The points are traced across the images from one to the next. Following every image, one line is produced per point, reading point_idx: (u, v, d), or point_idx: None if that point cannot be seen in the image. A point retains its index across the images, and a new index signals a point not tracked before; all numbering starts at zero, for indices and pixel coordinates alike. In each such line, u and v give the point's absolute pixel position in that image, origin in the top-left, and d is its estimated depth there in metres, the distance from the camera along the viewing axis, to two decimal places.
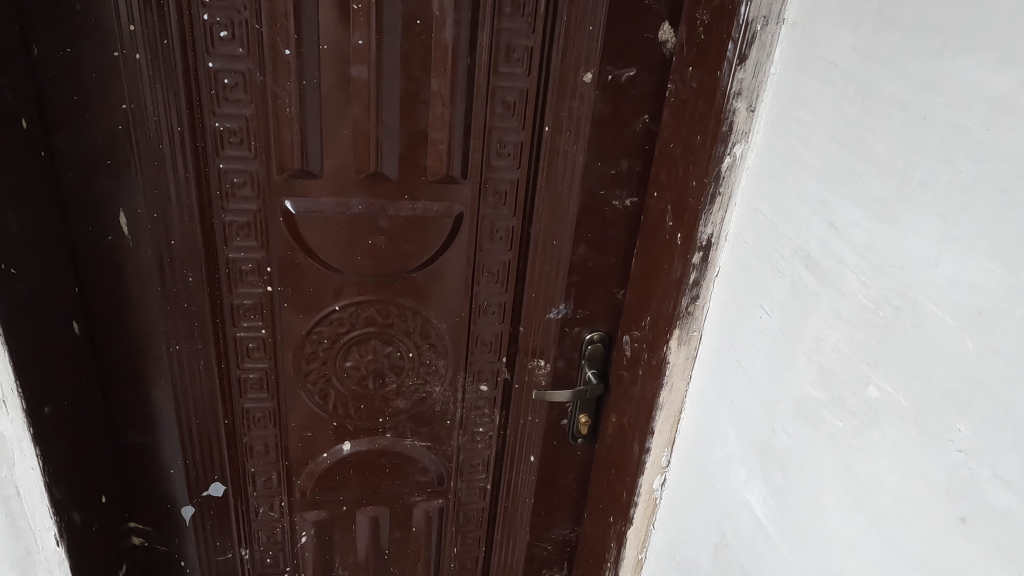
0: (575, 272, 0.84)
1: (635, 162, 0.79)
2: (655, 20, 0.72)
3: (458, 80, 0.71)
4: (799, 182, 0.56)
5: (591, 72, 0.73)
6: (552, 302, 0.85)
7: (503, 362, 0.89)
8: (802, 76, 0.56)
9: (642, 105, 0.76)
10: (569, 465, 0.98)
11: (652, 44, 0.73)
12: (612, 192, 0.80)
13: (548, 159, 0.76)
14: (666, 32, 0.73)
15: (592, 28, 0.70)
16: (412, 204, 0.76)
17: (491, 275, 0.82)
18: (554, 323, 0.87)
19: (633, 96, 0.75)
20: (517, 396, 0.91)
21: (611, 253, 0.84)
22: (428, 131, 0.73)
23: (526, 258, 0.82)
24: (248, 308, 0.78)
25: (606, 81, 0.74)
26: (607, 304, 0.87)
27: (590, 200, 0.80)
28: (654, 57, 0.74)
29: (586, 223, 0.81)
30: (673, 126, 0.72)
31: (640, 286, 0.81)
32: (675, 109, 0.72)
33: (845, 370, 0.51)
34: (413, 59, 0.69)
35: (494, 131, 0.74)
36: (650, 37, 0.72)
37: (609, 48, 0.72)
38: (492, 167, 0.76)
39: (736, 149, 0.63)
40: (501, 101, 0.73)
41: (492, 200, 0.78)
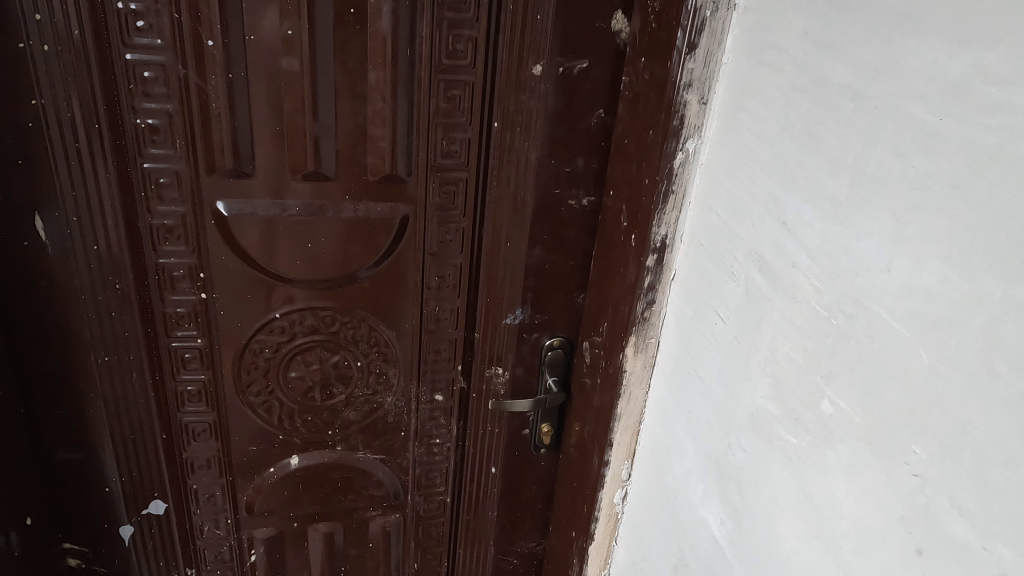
0: (531, 275, 0.80)
1: (591, 161, 0.75)
2: (606, 9, 0.68)
3: (397, 73, 0.67)
4: (752, 179, 0.53)
5: (541, 63, 0.68)
6: (508, 307, 0.81)
7: (457, 372, 0.84)
8: (754, 65, 0.52)
9: (595, 99, 0.72)
10: (532, 477, 0.94)
11: (604, 34, 0.69)
12: (568, 192, 0.76)
13: (498, 156, 0.72)
14: (619, 21, 0.69)
15: (539, 17, 0.66)
16: (353, 206, 0.71)
17: (441, 279, 0.78)
18: (511, 329, 0.82)
19: (586, 90, 0.71)
20: (474, 407, 0.87)
21: (569, 255, 0.80)
22: (367, 127, 0.68)
23: (478, 261, 0.78)
24: (181, 317, 0.73)
25: (557, 73, 0.69)
26: (566, 309, 0.83)
27: (545, 199, 0.76)
28: (607, 48, 0.70)
29: (540, 224, 0.77)
30: (627, 121, 0.68)
31: (598, 289, 0.77)
32: (629, 103, 0.68)
33: (799, 383, 0.47)
34: (348, 50, 0.65)
35: (439, 127, 0.70)
36: (602, 27, 0.68)
37: (559, 38, 0.68)
38: (438, 166, 0.72)
39: (689, 144, 0.59)
40: (446, 95, 0.69)
41: (440, 200, 0.73)
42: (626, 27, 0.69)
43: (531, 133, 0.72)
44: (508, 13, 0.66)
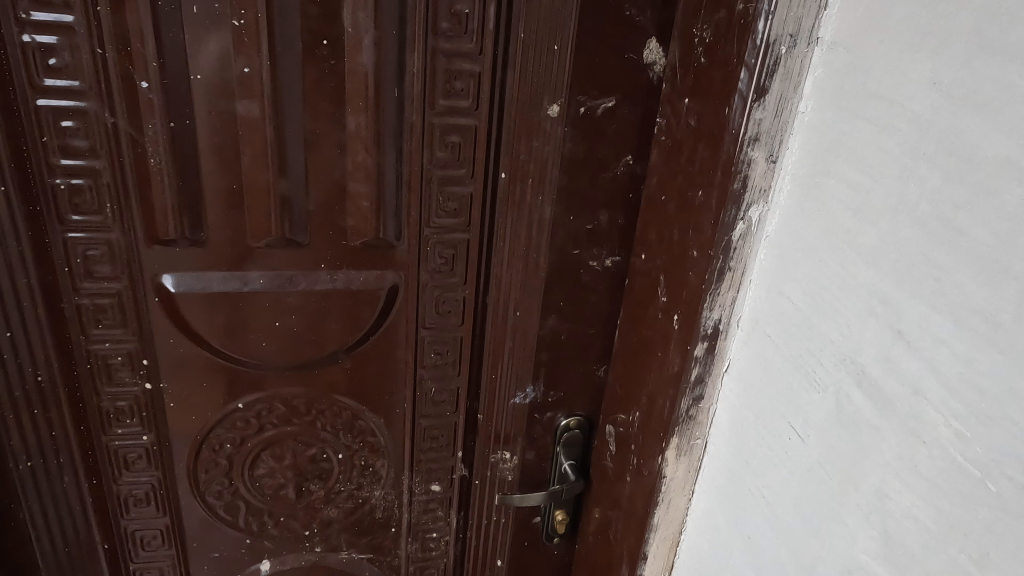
0: (544, 348, 0.67)
1: (616, 215, 0.63)
2: (637, 37, 0.56)
3: (383, 118, 0.54)
4: (845, 267, 0.40)
5: (558, 103, 0.56)
6: (517, 385, 0.68)
7: (456, 459, 0.72)
8: (849, 120, 0.40)
9: (622, 144, 0.60)
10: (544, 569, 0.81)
11: (634, 67, 0.57)
12: (588, 251, 0.64)
13: (505, 214, 0.59)
14: (653, 51, 0.56)
15: (557, 47, 0.54)
16: (330, 276, 0.59)
17: (438, 356, 0.65)
18: (520, 410, 0.70)
19: (612, 134, 0.59)
20: (478, 497, 0.74)
21: (589, 323, 0.67)
22: (346, 183, 0.56)
23: (482, 334, 0.65)
24: (122, 411, 0.60)
25: (577, 114, 0.57)
26: (584, 384, 0.71)
27: (561, 261, 0.63)
28: (638, 83, 0.57)
29: (556, 290, 0.65)
30: (664, 173, 0.56)
31: (625, 367, 0.65)
32: (666, 151, 0.56)
33: (928, 553, 0.36)
34: (321, 91, 0.52)
35: (434, 179, 0.57)
36: (631, 58, 0.56)
37: (581, 72, 0.55)
38: (433, 227, 0.59)
39: (752, 212, 0.47)
40: (442, 143, 0.56)
41: (435, 266, 0.61)
42: (660, 58, 0.57)
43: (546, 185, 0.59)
44: (519, 43, 0.53)
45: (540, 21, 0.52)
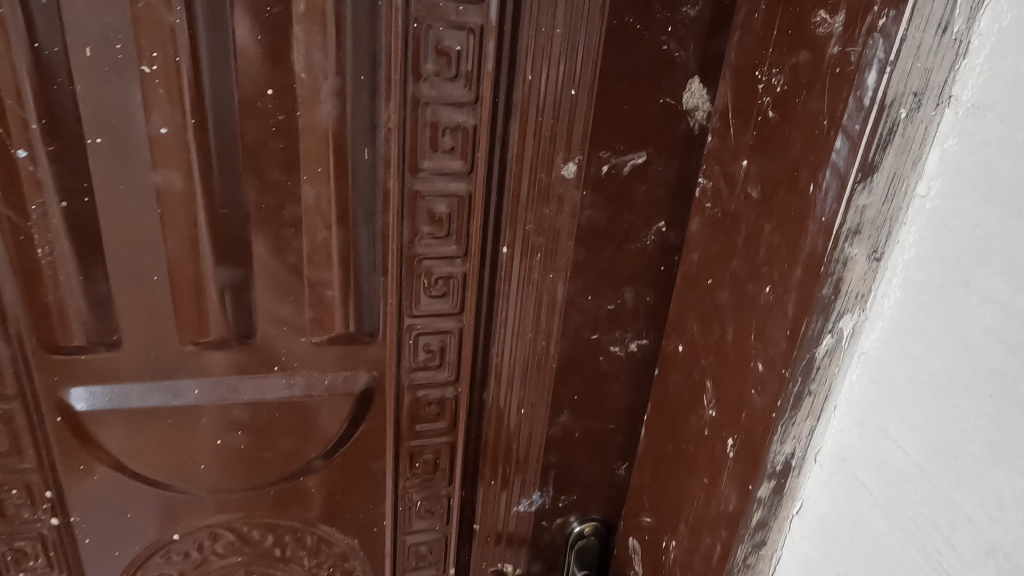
0: (554, 450, 0.54)
1: (643, 292, 0.50)
2: (676, 77, 0.43)
3: (348, 187, 0.42)
4: (999, 424, 0.29)
5: (574, 160, 0.43)
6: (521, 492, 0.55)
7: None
8: (1004, 218, 0.28)
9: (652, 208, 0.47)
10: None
11: (671, 114, 0.44)
12: (610, 335, 0.51)
13: (508, 299, 0.47)
14: (696, 93, 0.44)
15: (575, 93, 0.41)
16: (287, 381, 0.47)
17: (424, 466, 0.53)
18: (524, 519, 0.57)
19: (642, 196, 0.46)
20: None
21: (609, 418, 0.55)
22: (304, 268, 0.44)
23: (477, 438, 0.53)
24: (22, 552, 0.47)
25: (599, 174, 0.44)
26: (602, 485, 0.58)
27: (577, 348, 0.50)
28: (676, 133, 0.45)
29: (569, 384, 0.52)
30: (710, 249, 0.44)
31: (655, 475, 0.52)
32: (715, 224, 0.43)
33: None
34: (269, 153, 0.40)
35: (419, 261, 0.45)
36: (666, 104, 0.44)
37: (605, 121, 0.43)
38: (418, 317, 0.47)
39: (843, 323, 0.35)
40: (427, 215, 0.44)
41: (421, 363, 0.49)
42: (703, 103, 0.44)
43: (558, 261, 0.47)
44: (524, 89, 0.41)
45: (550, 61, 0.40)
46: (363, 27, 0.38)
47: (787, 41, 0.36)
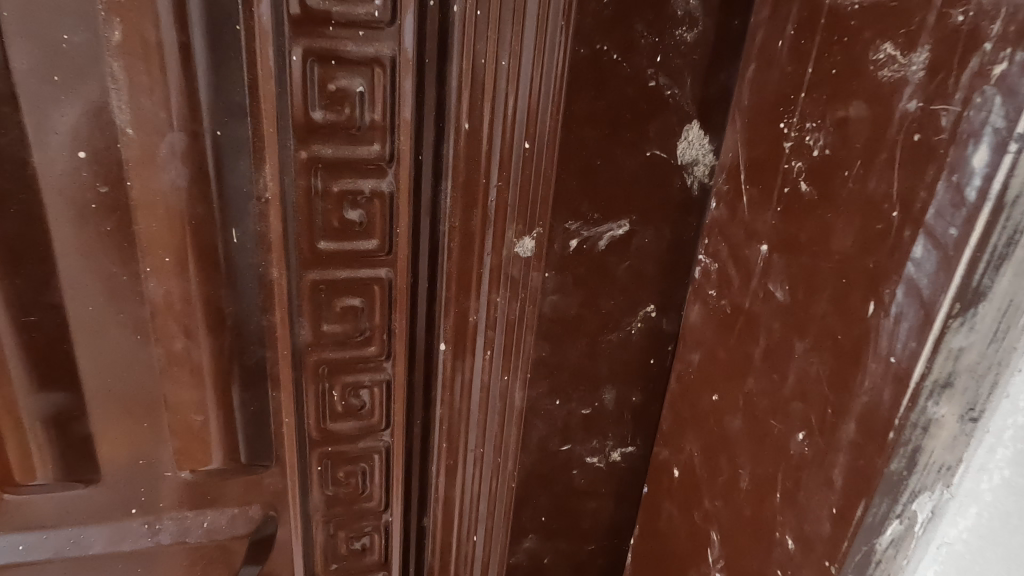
0: (522, 574, 0.45)
1: (628, 388, 0.41)
2: (669, 118, 0.33)
3: (223, 291, 0.38)
4: None
5: (536, 232, 0.34)
6: None
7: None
8: None
9: (641, 288, 0.37)
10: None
11: (665, 171, 0.35)
12: (585, 443, 0.42)
13: (443, 416, 0.41)
14: (692, 139, 0.34)
15: (495, 193, 0.34)
16: (152, 525, 0.42)
17: None
18: None
19: (623, 270, 0.37)
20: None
21: (589, 532, 0.45)
22: (168, 395, 0.39)
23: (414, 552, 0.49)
24: None
25: (569, 250, 0.35)
26: None
27: (544, 460, 0.41)
28: (669, 197, 0.35)
29: (533, 503, 0.42)
30: (717, 353, 0.33)
31: None
32: (714, 320, 0.33)
33: None
34: (142, 259, 0.36)
35: (327, 366, 0.40)
36: (655, 159, 0.34)
37: (574, 177, 0.33)
38: (330, 430, 0.43)
39: (918, 510, 0.22)
40: (337, 306, 0.39)
41: (333, 481, 0.45)
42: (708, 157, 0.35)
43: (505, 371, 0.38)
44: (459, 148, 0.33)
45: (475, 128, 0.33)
46: (208, 73, 0.33)
47: (835, 81, 0.25)
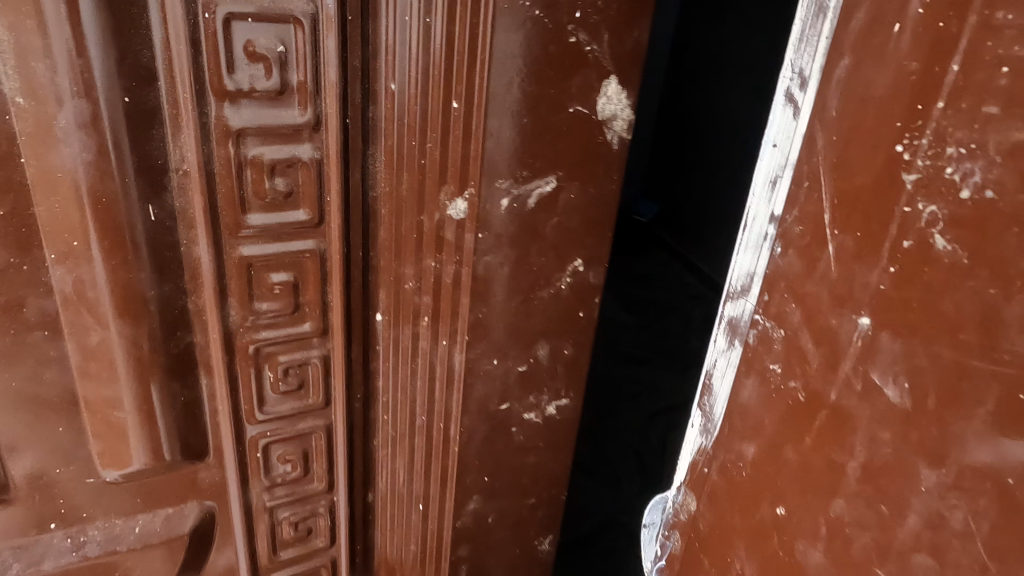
0: (506, 372, 0.77)
1: (580, 242, 0.72)
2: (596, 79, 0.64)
3: (158, 216, 0.73)
4: None
5: (520, 169, 0.65)
6: (492, 393, 0.78)
7: (313, 449, 0.93)
8: None
9: (568, 183, 0.68)
10: (498, 525, 0.88)
11: (598, 121, 0.66)
12: (543, 283, 0.73)
13: (330, 252, 0.80)
14: (609, 98, 0.65)
15: (457, 105, 0.63)
16: (134, 377, 0.77)
17: (294, 364, 0.86)
18: (498, 414, 0.80)
19: (563, 165, 0.67)
20: (363, 450, 0.97)
21: (551, 337, 0.77)
22: (134, 275, 0.73)
23: (329, 337, 0.86)
24: None
25: (521, 176, 0.66)
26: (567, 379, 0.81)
27: (503, 285, 0.71)
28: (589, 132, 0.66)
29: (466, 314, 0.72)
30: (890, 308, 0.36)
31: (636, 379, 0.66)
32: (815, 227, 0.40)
33: None
34: (128, 165, 0.69)
35: (249, 258, 0.77)
36: (579, 111, 0.65)
37: (511, 130, 0.63)
38: (259, 272, 0.79)
39: None
40: (264, 198, 0.75)
41: (264, 304, 0.81)
42: (626, 115, 0.67)
43: (447, 162, 0.66)
44: (340, 75, 0.70)
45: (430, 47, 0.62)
46: (140, 68, 0.66)
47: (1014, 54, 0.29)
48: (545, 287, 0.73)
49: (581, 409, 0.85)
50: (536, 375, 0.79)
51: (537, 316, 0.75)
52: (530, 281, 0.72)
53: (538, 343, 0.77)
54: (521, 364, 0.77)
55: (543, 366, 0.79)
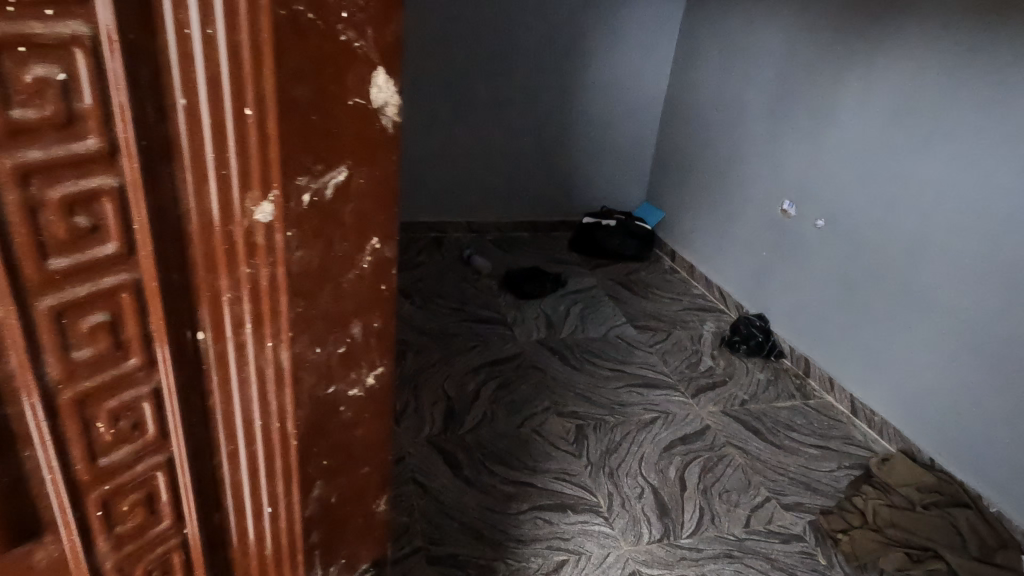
0: (315, 352, 0.61)
1: (363, 192, 0.56)
2: (363, 71, 0.50)
3: None
4: None
5: (306, 177, 0.51)
6: (305, 366, 0.60)
7: (137, 371, 0.53)
8: None
9: (358, 176, 0.54)
10: (328, 469, 0.70)
11: (374, 113, 0.53)
12: (342, 237, 0.56)
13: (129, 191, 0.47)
14: (382, 85, 0.52)
15: (248, 111, 0.47)
16: None
17: (103, 342, 0.50)
18: (319, 393, 0.63)
19: (351, 122, 0.52)
20: (223, 487, 0.66)
21: (356, 304, 0.61)
22: None
23: (146, 299, 0.51)
24: None
25: (308, 171, 0.51)
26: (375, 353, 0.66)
27: (303, 226, 0.54)
28: (371, 126, 0.53)
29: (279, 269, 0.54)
30: None
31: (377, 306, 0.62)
32: None
33: None
34: None
35: (38, 177, 0.42)
36: (358, 104, 0.52)
37: (298, 101, 0.48)
38: (38, 183, 0.43)
39: None
40: (50, 68, 0.40)
41: (54, 224, 0.44)
42: (399, 100, 0.54)
43: (245, 172, 0.49)
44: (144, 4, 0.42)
45: (216, 58, 0.45)
46: None
47: None
48: (348, 271, 0.58)
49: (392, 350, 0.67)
50: (355, 355, 0.64)
51: (339, 272, 0.58)
52: (335, 266, 0.57)
53: (339, 285, 0.59)
54: (328, 305, 0.59)
55: (359, 346, 0.64)
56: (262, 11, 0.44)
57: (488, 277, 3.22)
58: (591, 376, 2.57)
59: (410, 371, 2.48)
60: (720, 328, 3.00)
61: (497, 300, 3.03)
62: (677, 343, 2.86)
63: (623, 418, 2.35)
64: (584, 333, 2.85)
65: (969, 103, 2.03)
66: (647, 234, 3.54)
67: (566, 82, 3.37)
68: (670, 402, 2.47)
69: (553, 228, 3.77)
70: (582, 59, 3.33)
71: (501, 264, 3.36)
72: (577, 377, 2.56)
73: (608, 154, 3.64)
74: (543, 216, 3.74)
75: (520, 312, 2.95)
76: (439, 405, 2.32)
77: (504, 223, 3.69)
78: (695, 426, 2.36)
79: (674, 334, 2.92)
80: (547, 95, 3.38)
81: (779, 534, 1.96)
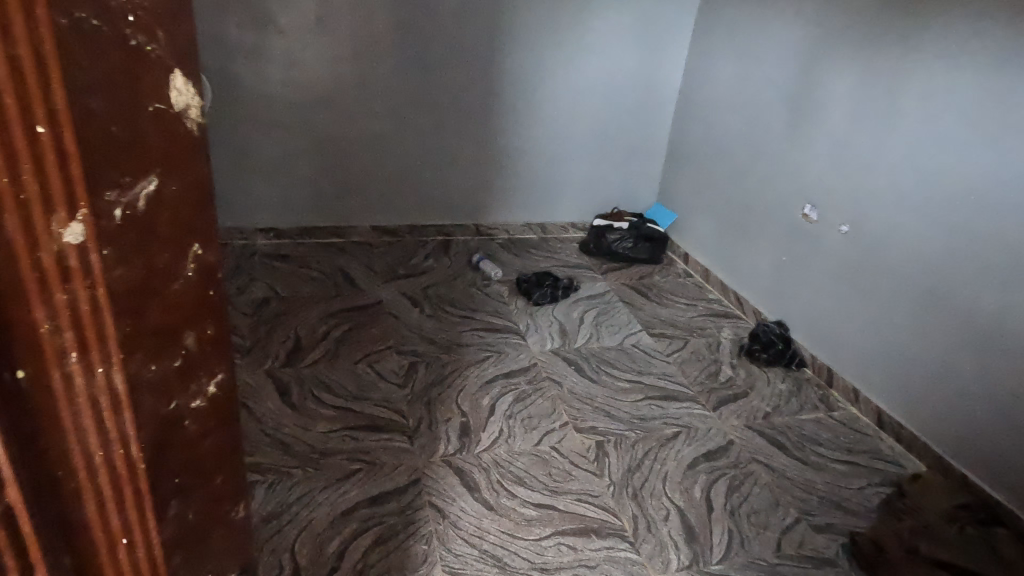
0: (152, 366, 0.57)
1: (169, 194, 0.54)
2: (159, 73, 0.50)
3: None
4: None
5: (114, 189, 0.49)
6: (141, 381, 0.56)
7: None
8: None
9: (165, 179, 0.53)
10: (181, 484, 0.66)
11: (175, 115, 0.52)
12: (156, 242, 0.54)
13: None
14: (180, 91, 0.52)
15: (40, 129, 0.42)
16: None
17: None
18: (157, 412, 0.59)
19: (148, 129, 0.50)
20: (76, 548, 0.54)
21: (179, 312, 0.58)
22: None
23: None
24: None
25: (117, 176, 0.48)
26: (205, 356, 0.64)
27: (119, 238, 0.50)
28: (172, 131, 0.52)
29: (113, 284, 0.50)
30: None
31: (200, 310, 0.61)
32: None
33: None
34: None
35: None
36: (158, 109, 0.51)
37: (100, 100, 0.45)
38: None
39: None
40: None
41: None
42: (198, 100, 0.55)
43: (45, 190, 0.43)
44: None
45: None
46: None
47: None
48: (174, 282, 0.57)
49: (226, 352, 0.66)
50: (193, 365, 0.63)
51: (161, 283, 0.55)
52: (157, 277, 0.55)
53: (167, 294, 0.56)
54: (155, 318, 0.56)
55: (195, 357, 0.62)
56: (42, 17, 0.40)
57: (497, 283, 3.13)
58: (608, 388, 2.48)
59: (422, 385, 2.39)
60: (738, 336, 2.91)
61: (507, 308, 2.94)
62: (695, 352, 2.77)
63: (643, 434, 2.27)
64: (599, 342, 2.76)
65: (1014, 111, 1.91)
66: (659, 237, 3.44)
67: (576, 80, 3.26)
68: (692, 416, 2.39)
69: (564, 230, 3.67)
70: (592, 56, 3.21)
71: (511, 269, 3.27)
72: (594, 389, 2.47)
73: (619, 153, 3.53)
74: (553, 217, 3.64)
75: (532, 320, 2.86)
76: (454, 422, 2.23)
77: (514, 224, 3.58)
78: (718, 441, 2.28)
79: (692, 342, 2.83)
80: (557, 94, 3.26)
81: (811, 559, 1.89)
